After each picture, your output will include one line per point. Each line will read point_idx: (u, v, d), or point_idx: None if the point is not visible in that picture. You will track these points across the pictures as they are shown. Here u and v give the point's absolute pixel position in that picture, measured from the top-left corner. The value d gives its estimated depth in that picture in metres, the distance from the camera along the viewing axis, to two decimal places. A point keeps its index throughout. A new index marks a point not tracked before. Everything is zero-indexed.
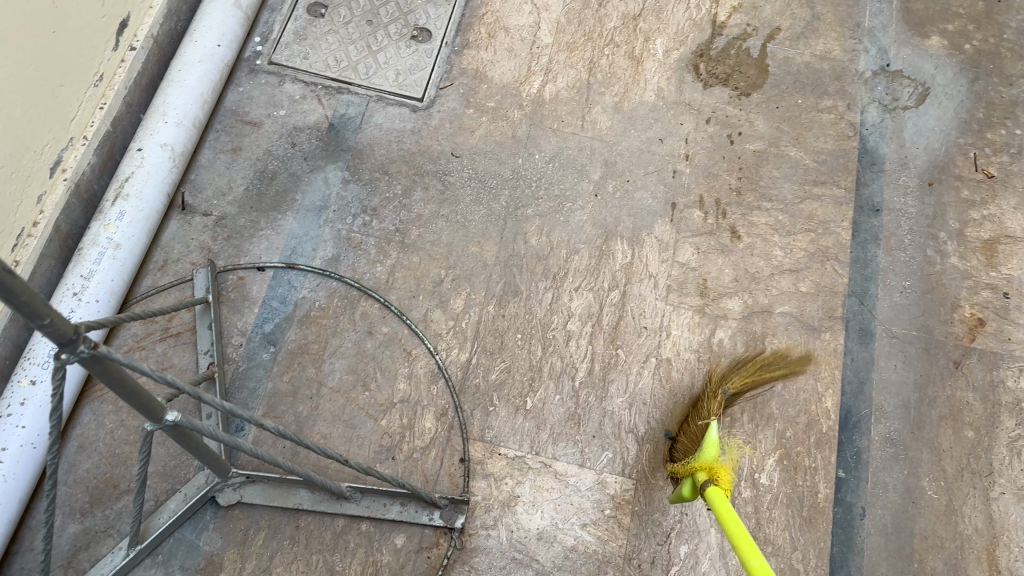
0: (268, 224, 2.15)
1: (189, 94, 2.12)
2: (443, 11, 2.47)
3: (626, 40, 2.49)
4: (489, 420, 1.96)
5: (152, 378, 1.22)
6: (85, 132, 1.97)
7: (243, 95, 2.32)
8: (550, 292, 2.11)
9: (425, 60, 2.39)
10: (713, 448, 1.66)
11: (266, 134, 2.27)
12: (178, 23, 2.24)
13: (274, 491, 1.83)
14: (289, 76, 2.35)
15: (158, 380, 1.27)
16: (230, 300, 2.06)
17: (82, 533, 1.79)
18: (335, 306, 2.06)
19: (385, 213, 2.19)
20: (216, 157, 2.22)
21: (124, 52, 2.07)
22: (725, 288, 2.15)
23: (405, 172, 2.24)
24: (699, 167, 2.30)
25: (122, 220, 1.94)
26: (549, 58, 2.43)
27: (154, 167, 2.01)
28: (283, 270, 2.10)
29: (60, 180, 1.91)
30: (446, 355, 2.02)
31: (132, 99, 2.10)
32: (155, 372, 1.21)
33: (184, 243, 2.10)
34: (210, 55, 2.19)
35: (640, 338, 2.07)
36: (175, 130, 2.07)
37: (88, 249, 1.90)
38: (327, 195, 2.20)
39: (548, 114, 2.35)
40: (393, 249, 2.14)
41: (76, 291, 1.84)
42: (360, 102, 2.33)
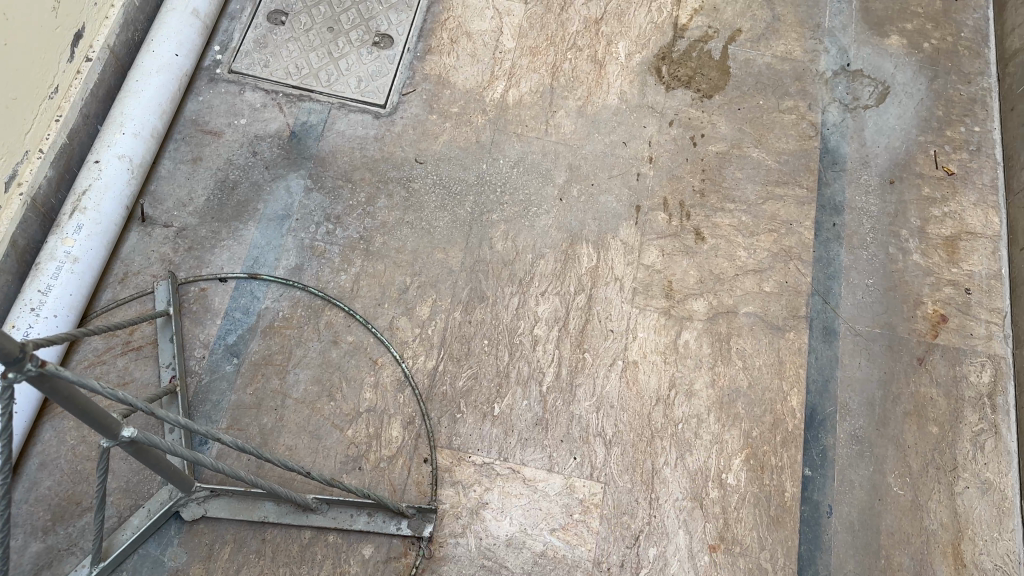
0: (230, 235, 2.14)
1: (146, 104, 2.09)
2: (405, 17, 2.47)
3: (588, 44, 2.50)
4: (456, 427, 1.95)
5: (105, 396, 1.18)
6: (40, 144, 1.93)
7: (203, 105, 2.30)
8: (516, 298, 2.11)
9: (388, 67, 2.38)
10: None
11: (226, 143, 2.25)
12: (135, 33, 2.21)
13: (240, 505, 1.80)
14: (250, 84, 2.34)
15: (110, 398, 1.24)
16: (192, 312, 2.04)
17: (45, 552, 1.74)
18: (299, 316, 2.05)
19: (348, 220, 2.17)
20: (176, 168, 2.20)
21: (80, 64, 2.04)
22: (690, 290, 2.15)
23: (368, 179, 2.23)
24: (663, 170, 2.31)
25: (80, 233, 1.91)
26: (512, 63, 2.43)
27: (112, 179, 1.99)
28: (245, 280, 2.08)
29: (16, 195, 1.87)
30: (412, 362, 2.01)
31: (89, 110, 2.07)
32: (106, 389, 1.18)
33: (144, 255, 2.08)
34: (168, 65, 2.16)
35: (607, 342, 2.07)
36: (133, 141, 2.05)
37: (45, 264, 1.86)
38: (290, 204, 2.18)
39: (512, 119, 2.35)
40: (357, 258, 2.13)
41: (33, 306, 1.80)
42: (322, 110, 2.32)
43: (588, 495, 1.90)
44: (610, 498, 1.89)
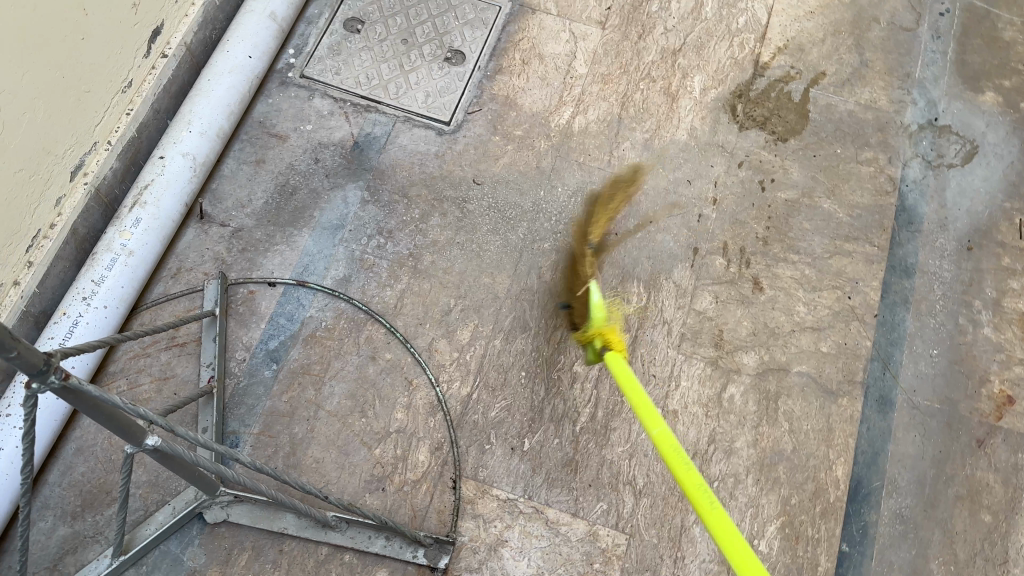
0: (283, 240, 2.15)
1: (216, 104, 2.12)
2: (480, 34, 2.45)
3: (663, 75, 2.43)
4: (484, 458, 1.92)
5: (125, 411, 1.18)
6: (109, 137, 1.97)
7: (272, 107, 2.32)
8: (560, 331, 2.06)
9: (456, 84, 2.37)
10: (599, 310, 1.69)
11: (290, 148, 2.27)
12: (213, 32, 2.25)
13: (261, 513, 1.82)
14: (320, 91, 2.35)
15: (133, 411, 1.23)
16: (238, 314, 2.06)
17: (70, 537, 1.79)
18: (341, 328, 2.05)
19: (400, 236, 2.17)
20: (239, 168, 2.23)
21: (156, 60, 2.07)
22: (741, 342, 2.07)
23: (424, 196, 2.22)
24: (726, 213, 2.23)
25: (138, 227, 1.95)
26: (582, 89, 2.39)
27: (174, 176, 2.02)
28: (293, 286, 2.10)
29: (81, 184, 1.91)
30: (447, 387, 1.99)
31: (160, 105, 2.10)
32: (126, 405, 1.17)
33: (199, 252, 2.11)
34: (240, 66, 2.19)
35: (648, 387, 2.01)
36: (199, 140, 2.08)
37: (102, 254, 1.91)
38: (345, 214, 2.19)
39: (575, 146, 2.30)
40: (405, 274, 2.12)
41: (86, 295, 1.85)
42: (387, 122, 2.31)
43: (611, 544, 1.85)
44: (633, 552, 1.84)
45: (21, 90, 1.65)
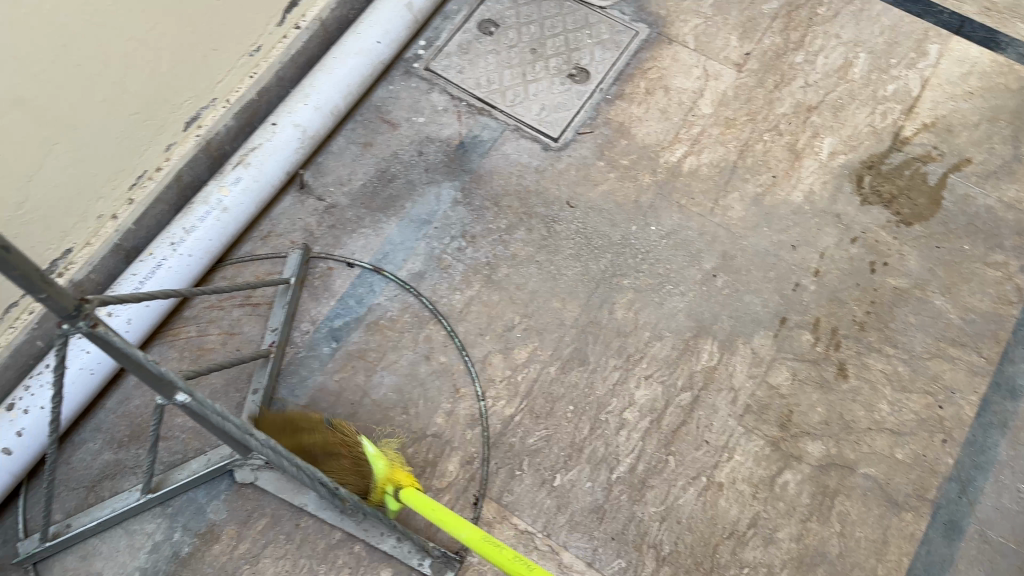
0: (371, 224, 2.20)
1: (336, 82, 2.17)
2: (610, 56, 2.39)
3: (791, 130, 2.30)
4: (511, 484, 1.88)
5: (148, 369, 1.21)
6: (228, 95, 2.05)
7: (391, 94, 2.36)
8: (618, 373, 1.99)
9: (575, 101, 2.33)
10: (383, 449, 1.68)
11: (399, 137, 2.30)
12: (350, 11, 2.29)
13: (287, 485, 1.87)
14: (440, 86, 2.37)
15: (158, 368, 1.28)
16: (313, 287, 2.12)
17: (112, 464, 1.91)
18: (404, 321, 2.08)
19: (482, 242, 2.17)
20: (347, 147, 2.29)
21: (289, 29, 2.14)
22: (810, 427, 1.94)
23: (515, 208, 2.21)
24: (826, 288, 2.09)
25: (237, 185, 2.02)
26: (702, 129, 2.30)
27: (282, 144, 2.09)
28: (370, 271, 2.14)
29: (193, 135, 2.00)
30: (491, 403, 1.97)
31: (284, 74, 2.17)
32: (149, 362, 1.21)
33: (291, 220, 2.19)
34: (368, 50, 2.23)
35: (698, 452, 1.91)
36: (312, 113, 2.14)
37: (198, 205, 1.99)
38: (434, 211, 2.21)
39: (680, 187, 2.22)
40: (477, 282, 2.12)
41: (174, 241, 1.94)
42: (497, 128, 2.31)
43: None
44: None
45: (149, 40, 1.74)
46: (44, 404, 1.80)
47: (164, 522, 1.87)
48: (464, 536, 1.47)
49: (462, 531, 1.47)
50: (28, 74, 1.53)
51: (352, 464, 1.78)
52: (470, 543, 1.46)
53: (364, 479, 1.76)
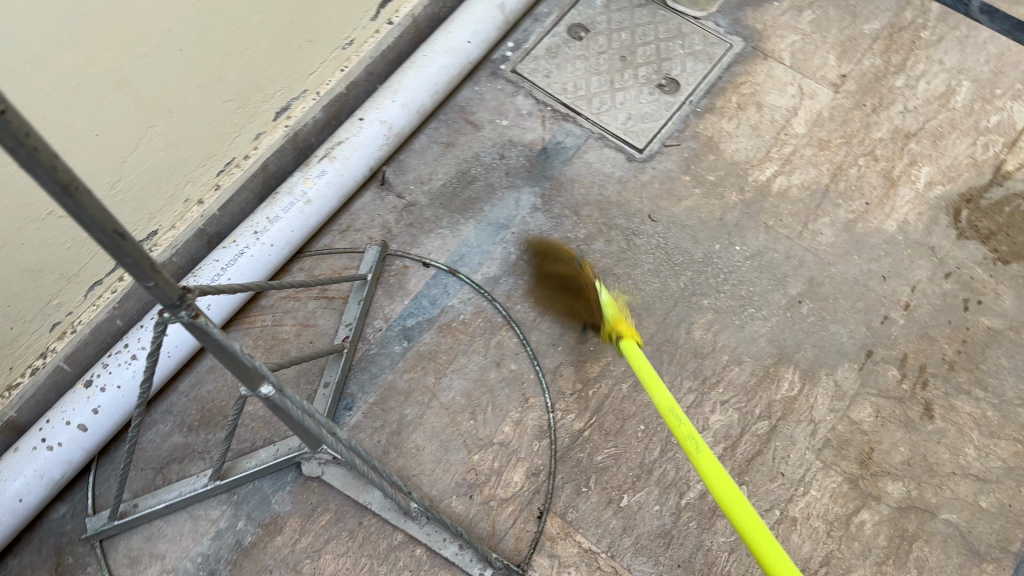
0: (449, 225, 2.18)
1: (424, 80, 2.16)
2: (701, 68, 2.33)
3: (887, 156, 2.22)
4: (576, 500, 1.84)
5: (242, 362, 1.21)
6: (319, 88, 2.04)
7: (476, 95, 2.34)
8: (692, 395, 1.94)
9: (662, 112, 2.28)
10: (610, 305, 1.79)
11: (481, 138, 2.28)
12: (442, 9, 2.28)
13: (352, 482, 1.86)
14: (526, 89, 2.34)
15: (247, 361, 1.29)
16: (388, 284, 2.11)
17: (182, 447, 1.92)
18: (477, 325, 2.05)
19: (559, 251, 2.12)
20: (429, 146, 2.28)
21: (382, 24, 2.12)
22: (890, 467, 1.86)
23: (594, 218, 2.16)
24: (915, 322, 2.01)
25: (321, 178, 2.02)
26: (793, 149, 2.23)
27: (368, 140, 2.08)
28: (445, 272, 2.12)
29: (282, 125, 2.00)
30: (561, 415, 1.93)
31: (374, 69, 2.16)
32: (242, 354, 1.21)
33: (371, 216, 2.19)
34: (458, 49, 2.21)
35: (771, 483, 1.84)
36: (399, 110, 2.13)
37: (283, 196, 2.00)
38: (513, 216, 2.18)
39: (768, 208, 2.15)
40: (553, 291, 2.07)
41: (257, 230, 1.96)
42: (581, 135, 2.27)
43: None
44: None
45: (249, 29, 1.74)
46: (120, 383, 1.81)
47: (230, 509, 1.87)
48: (659, 400, 1.52)
49: (657, 395, 1.52)
50: (133, 56, 1.54)
51: (581, 302, 2.00)
52: (662, 406, 1.51)
53: (591, 312, 2.00)
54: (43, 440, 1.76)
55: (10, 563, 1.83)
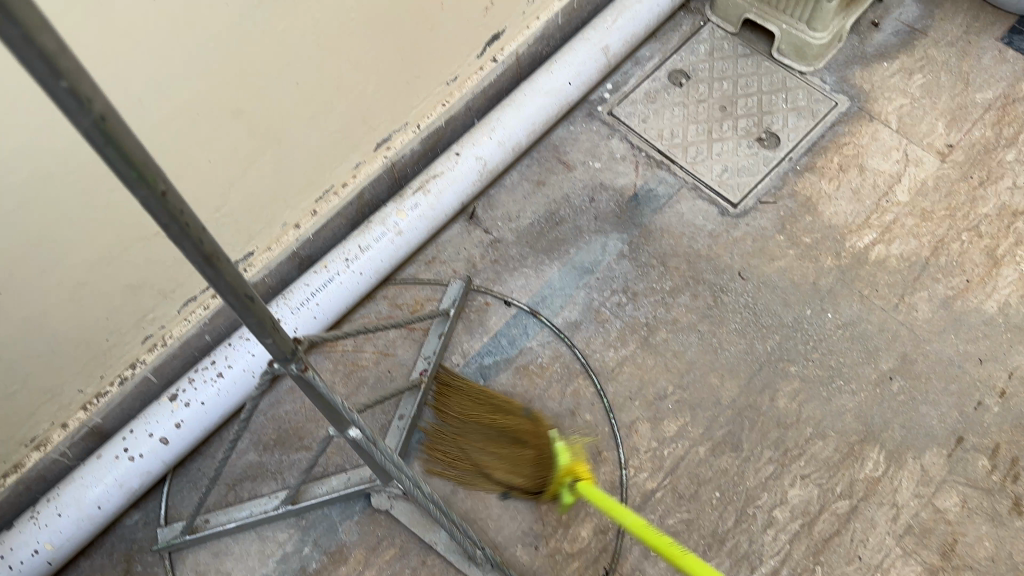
0: (533, 265, 2.15)
1: (522, 118, 2.16)
2: (803, 125, 2.28)
3: (992, 233, 2.13)
4: (643, 563, 1.79)
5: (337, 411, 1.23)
6: (419, 121, 2.07)
7: (571, 134, 2.33)
8: (772, 467, 1.89)
9: (760, 167, 2.23)
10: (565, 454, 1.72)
11: (573, 179, 2.26)
12: (544, 48, 2.28)
13: (420, 520, 1.85)
14: (621, 132, 2.32)
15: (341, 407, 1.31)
16: (468, 320, 2.10)
17: (256, 466, 1.95)
18: (554, 370, 2.01)
19: (644, 301, 2.08)
20: (520, 183, 2.27)
21: (485, 61, 2.14)
22: (975, 563, 1.77)
23: (682, 270, 2.11)
24: (1012, 412, 1.92)
25: (414, 211, 2.04)
26: (894, 217, 2.16)
27: (462, 175, 2.09)
28: (526, 313, 2.09)
29: (381, 156, 2.03)
30: (633, 473, 1.89)
31: (473, 104, 2.18)
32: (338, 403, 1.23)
33: (457, 249, 2.19)
34: (558, 90, 2.20)
35: (848, 567, 1.78)
36: (495, 148, 2.13)
37: (375, 225, 2.02)
38: (599, 260, 2.14)
39: (863, 276, 2.09)
40: (633, 342, 2.03)
41: (348, 257, 1.98)
42: (674, 184, 2.23)
43: None
44: None
45: (363, 64, 1.76)
46: (205, 399, 1.85)
47: (297, 533, 1.89)
48: (628, 522, 1.47)
49: (625, 518, 1.47)
50: (252, 90, 1.56)
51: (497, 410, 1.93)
52: (633, 529, 1.46)
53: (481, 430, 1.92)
54: (125, 450, 1.79)
55: (82, 564, 1.86)
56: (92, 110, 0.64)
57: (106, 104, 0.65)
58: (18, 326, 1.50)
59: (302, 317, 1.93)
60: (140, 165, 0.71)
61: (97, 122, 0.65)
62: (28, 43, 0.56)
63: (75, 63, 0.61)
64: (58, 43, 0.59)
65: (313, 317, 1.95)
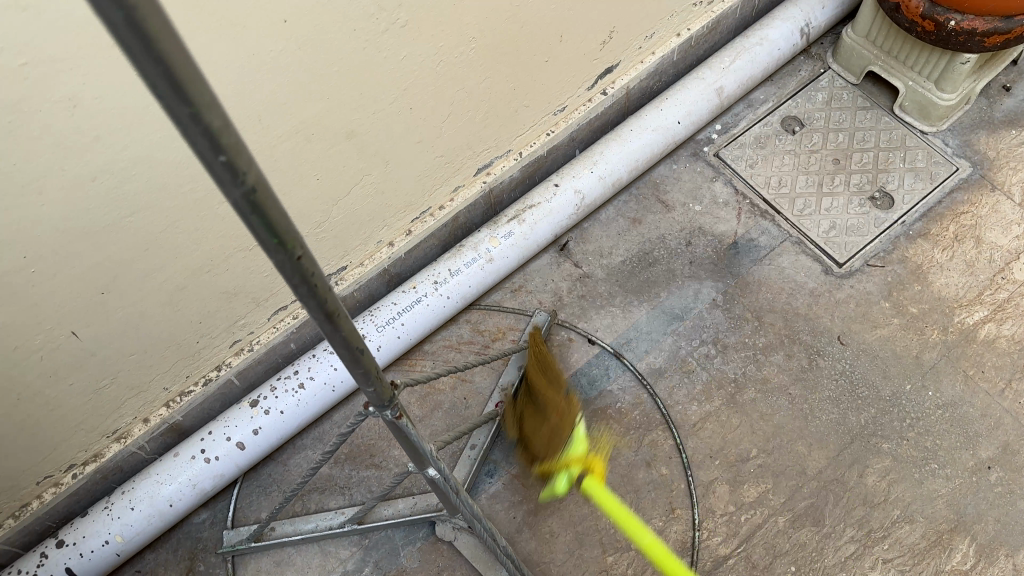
0: (621, 304, 2.10)
1: (626, 155, 2.11)
2: (920, 187, 2.18)
3: None
4: None
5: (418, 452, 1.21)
6: (522, 149, 2.04)
7: (673, 173, 2.27)
8: (854, 546, 1.79)
9: (870, 227, 2.14)
10: (580, 444, 1.82)
11: (671, 221, 2.20)
12: (656, 83, 2.23)
13: (482, 555, 1.82)
14: (725, 176, 2.25)
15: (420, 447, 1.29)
16: (550, 354, 2.05)
17: (325, 478, 1.95)
18: (633, 418, 1.95)
19: (734, 355, 2.01)
20: (616, 219, 2.22)
21: (595, 93, 2.10)
22: None
23: (778, 327, 2.04)
24: None
25: (507, 239, 2.00)
26: (1010, 295, 2.04)
27: (560, 207, 2.05)
28: (609, 354, 2.04)
29: (481, 181, 2.01)
30: (706, 536, 1.82)
31: (577, 135, 2.14)
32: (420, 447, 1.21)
33: (545, 279, 2.15)
34: (665, 128, 2.15)
35: None
36: (595, 182, 2.09)
37: (467, 250, 1.99)
38: (690, 307, 2.08)
39: (970, 355, 1.97)
40: (719, 398, 1.96)
41: (437, 280, 1.96)
42: (777, 236, 2.15)
43: None
44: None
45: (476, 92, 1.74)
46: (284, 409, 1.85)
47: (358, 552, 1.88)
48: None
49: None
50: (367, 112, 1.55)
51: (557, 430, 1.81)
52: None
53: (550, 452, 1.80)
54: (201, 451, 1.80)
55: (148, 557, 1.89)
56: (246, 181, 0.61)
57: (258, 175, 0.62)
58: (114, 326, 1.51)
59: (386, 336, 1.92)
60: (282, 233, 0.68)
61: (247, 194, 0.62)
62: (195, 121, 0.54)
63: (236, 137, 0.58)
64: (223, 119, 0.56)
65: (395, 337, 1.93)
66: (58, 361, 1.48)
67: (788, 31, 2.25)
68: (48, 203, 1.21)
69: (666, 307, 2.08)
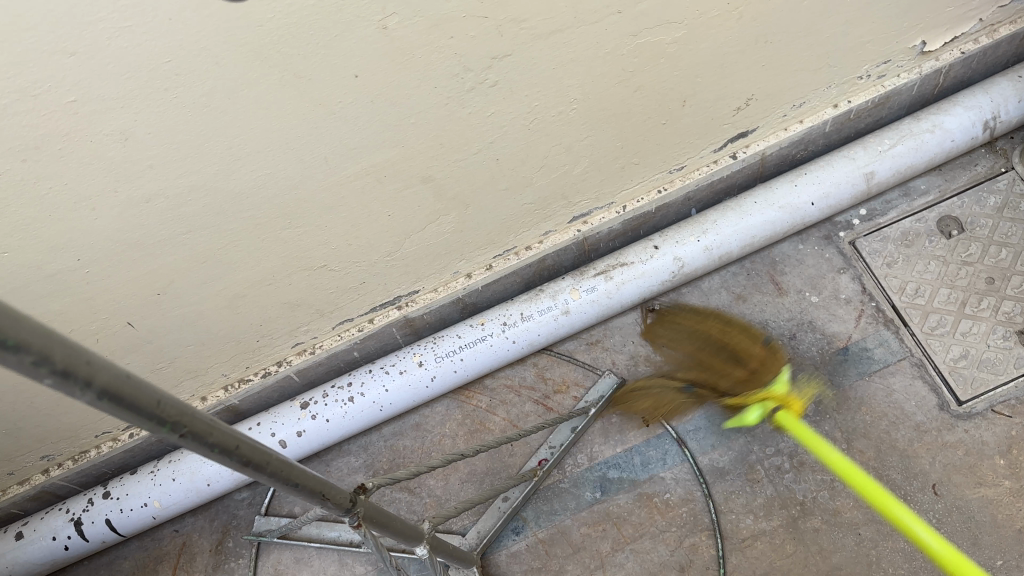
0: (699, 387, 1.96)
1: (742, 229, 1.91)
2: None
3: None
4: None
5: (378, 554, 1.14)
6: (627, 203, 1.90)
7: (797, 254, 2.07)
8: None
9: (1008, 367, 1.84)
10: None
11: (779, 307, 2.01)
12: (801, 151, 1.99)
13: None
14: (855, 270, 2.02)
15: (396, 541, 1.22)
16: (608, 423, 1.96)
17: None
18: (679, 512, 1.83)
19: (809, 475, 1.82)
20: (718, 291, 2.06)
21: (723, 156, 1.90)
22: None
23: (866, 455, 1.81)
24: None
25: (589, 294, 1.89)
26: None
27: (654, 272, 1.91)
28: (671, 438, 1.91)
29: (575, 229, 1.90)
30: None
31: (695, 195, 1.96)
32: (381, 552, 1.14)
33: (625, 339, 2.05)
34: (794, 207, 1.93)
35: None
36: (700, 252, 1.92)
37: (545, 297, 1.90)
38: (774, 409, 1.90)
39: None
40: (779, 518, 1.78)
41: (506, 322, 1.89)
42: (896, 351, 1.91)
43: None
44: None
45: (575, 148, 1.61)
46: (330, 417, 1.86)
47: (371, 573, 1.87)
48: None
49: None
50: (446, 160, 1.47)
51: None
52: None
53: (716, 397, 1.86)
54: None
55: (188, 520, 2.00)
56: (92, 386, 0.56)
57: (112, 376, 0.57)
58: (171, 321, 1.55)
59: (443, 369, 1.88)
60: (159, 413, 0.62)
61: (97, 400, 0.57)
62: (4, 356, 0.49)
63: (70, 356, 0.53)
64: (48, 344, 0.52)
65: (452, 370, 1.89)
66: (114, 345, 1.54)
67: (970, 121, 1.94)
68: (100, 218, 1.24)
69: (750, 397, 1.92)
